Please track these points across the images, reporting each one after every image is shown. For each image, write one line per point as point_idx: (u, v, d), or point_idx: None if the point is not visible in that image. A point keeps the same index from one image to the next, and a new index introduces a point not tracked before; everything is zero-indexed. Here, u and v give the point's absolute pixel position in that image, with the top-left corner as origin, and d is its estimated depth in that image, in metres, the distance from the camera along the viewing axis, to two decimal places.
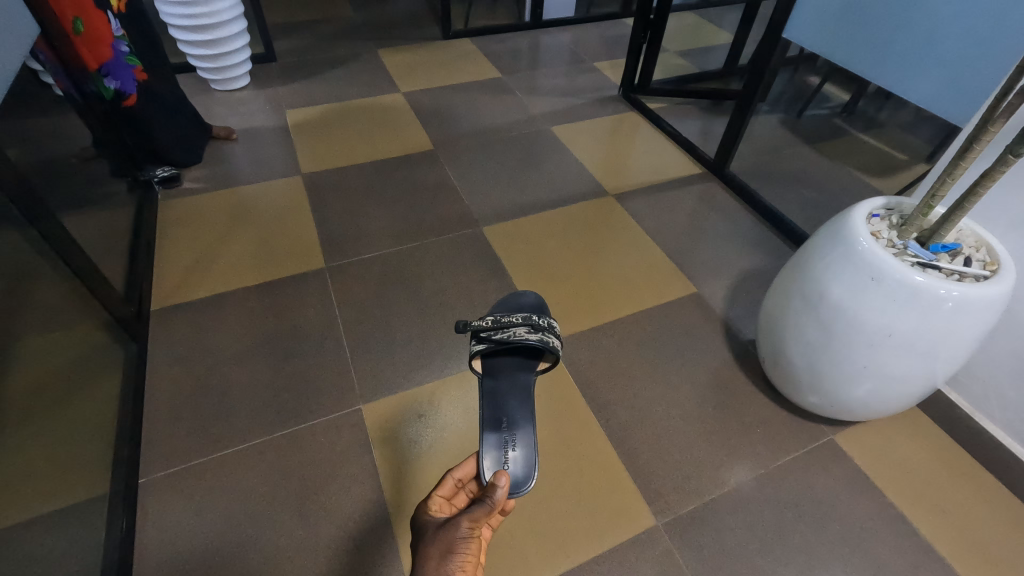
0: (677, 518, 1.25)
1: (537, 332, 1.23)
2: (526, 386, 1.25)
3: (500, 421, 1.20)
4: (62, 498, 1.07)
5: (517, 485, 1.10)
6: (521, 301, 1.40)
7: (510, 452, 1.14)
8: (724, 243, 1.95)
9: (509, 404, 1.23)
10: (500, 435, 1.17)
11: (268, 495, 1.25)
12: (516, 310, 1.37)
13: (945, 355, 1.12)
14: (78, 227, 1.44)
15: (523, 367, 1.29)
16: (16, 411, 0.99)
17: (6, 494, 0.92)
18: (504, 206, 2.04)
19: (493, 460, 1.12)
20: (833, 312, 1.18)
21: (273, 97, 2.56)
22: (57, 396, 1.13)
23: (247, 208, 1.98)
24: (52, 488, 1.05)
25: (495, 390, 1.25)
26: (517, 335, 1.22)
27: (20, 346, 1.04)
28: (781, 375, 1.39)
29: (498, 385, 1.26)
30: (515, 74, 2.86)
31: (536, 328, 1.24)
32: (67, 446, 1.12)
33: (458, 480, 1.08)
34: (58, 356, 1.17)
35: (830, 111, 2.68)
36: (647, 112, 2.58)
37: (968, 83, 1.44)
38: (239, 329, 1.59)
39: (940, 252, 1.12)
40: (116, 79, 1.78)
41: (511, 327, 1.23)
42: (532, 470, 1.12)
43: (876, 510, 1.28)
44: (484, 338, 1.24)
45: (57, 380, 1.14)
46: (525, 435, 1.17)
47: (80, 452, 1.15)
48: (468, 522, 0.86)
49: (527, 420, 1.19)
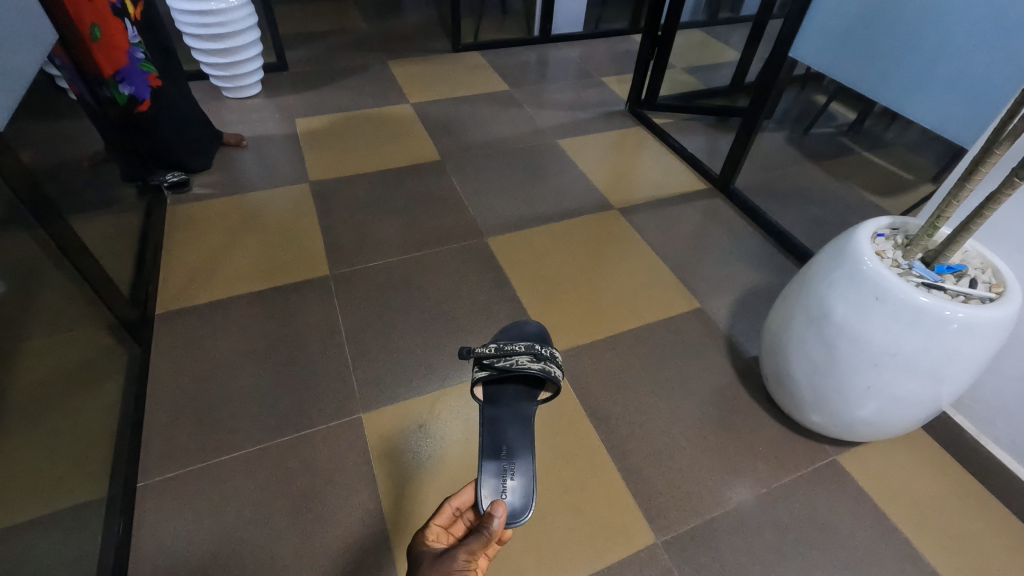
0: (678, 536, 1.23)
1: (539, 361, 1.25)
2: (526, 416, 1.25)
3: (499, 449, 1.19)
4: (52, 503, 1.07)
5: (515, 516, 1.09)
6: (524, 329, 1.42)
7: (509, 481, 1.13)
8: (729, 258, 1.95)
9: (508, 430, 1.22)
10: (498, 464, 1.16)
11: (266, 503, 1.25)
12: (518, 338, 1.39)
13: (950, 377, 1.11)
14: (86, 229, 1.46)
15: (524, 396, 1.30)
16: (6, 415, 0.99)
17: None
18: (509, 217, 2.05)
19: (492, 489, 1.11)
20: (836, 330, 1.17)
21: (283, 106, 2.59)
22: (51, 401, 1.13)
23: (255, 214, 2.00)
24: (41, 494, 1.05)
25: (495, 417, 1.25)
26: (519, 363, 1.24)
27: (12, 351, 1.04)
28: (784, 394, 1.38)
29: (498, 412, 1.26)
30: (523, 87, 2.89)
31: (537, 357, 1.26)
32: (56, 450, 1.11)
33: (456, 508, 1.06)
34: (54, 362, 1.16)
35: (836, 128, 2.68)
36: (653, 127, 2.60)
37: (976, 104, 1.44)
38: (242, 334, 1.59)
39: (945, 273, 1.12)
40: (130, 84, 1.80)
41: (513, 356, 1.25)
42: (530, 500, 1.11)
43: (880, 533, 1.26)
44: (486, 365, 1.27)
45: (53, 384, 1.15)
46: (524, 465, 1.16)
47: (73, 455, 1.15)
48: (465, 555, 0.83)
49: (525, 449, 1.19)
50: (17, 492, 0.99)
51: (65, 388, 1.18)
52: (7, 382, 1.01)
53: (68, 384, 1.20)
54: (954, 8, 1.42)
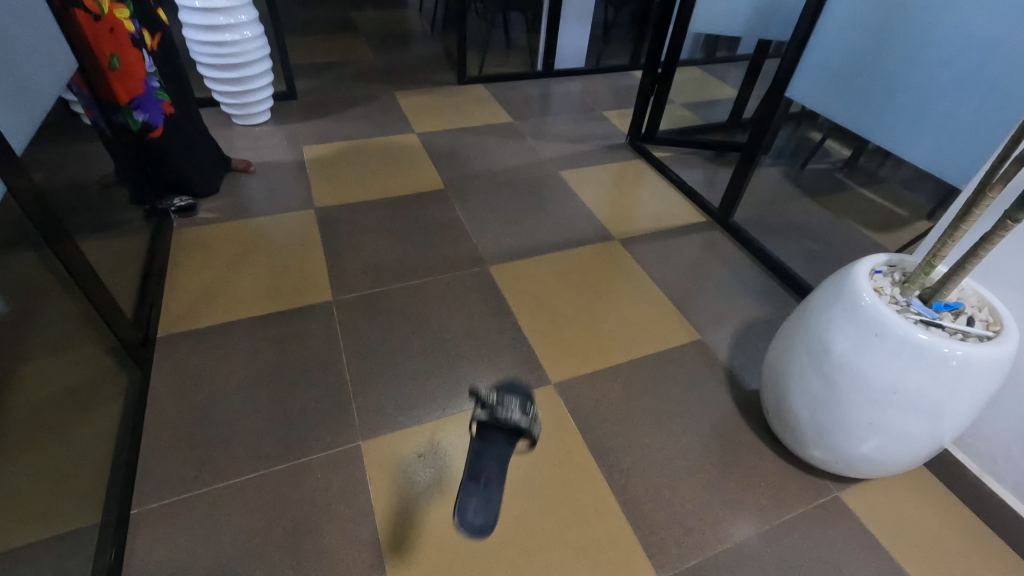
0: (681, 573, 1.21)
1: (525, 414, 1.23)
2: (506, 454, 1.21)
3: (474, 478, 1.15)
4: (38, 530, 1.05)
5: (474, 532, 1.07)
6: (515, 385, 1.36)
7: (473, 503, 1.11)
8: (727, 291, 1.97)
9: (487, 464, 1.18)
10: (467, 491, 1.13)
11: (260, 532, 1.22)
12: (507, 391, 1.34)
13: (951, 414, 1.11)
14: (92, 252, 1.48)
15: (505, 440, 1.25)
16: None
17: None
18: (511, 246, 2.08)
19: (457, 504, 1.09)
20: (836, 365, 1.17)
21: (292, 133, 2.65)
22: (35, 426, 1.12)
23: (261, 238, 2.02)
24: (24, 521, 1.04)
25: (479, 450, 1.20)
26: (510, 409, 1.21)
27: None
28: (786, 428, 1.38)
29: (482, 446, 1.21)
30: (525, 119, 2.96)
31: (526, 410, 1.23)
32: (42, 476, 1.10)
33: None
34: (33, 383, 1.16)
35: (832, 164, 2.76)
36: (652, 160, 2.65)
37: (968, 146, 1.48)
38: (242, 358, 1.59)
39: (943, 310, 1.13)
40: (145, 112, 1.85)
41: (507, 401, 1.22)
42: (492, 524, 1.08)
43: (886, 573, 1.24)
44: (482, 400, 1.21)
45: (38, 410, 1.15)
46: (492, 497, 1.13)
47: (61, 481, 1.14)
48: None
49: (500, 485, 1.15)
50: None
51: (50, 411, 1.18)
52: None
53: (53, 407, 1.19)
54: (951, 43, 1.46)
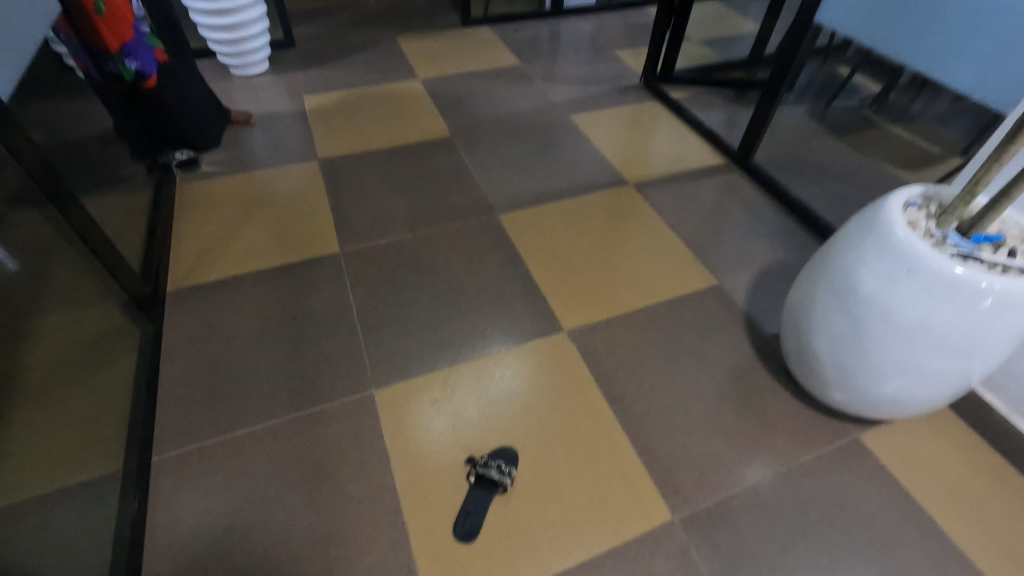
0: (695, 514, 1.21)
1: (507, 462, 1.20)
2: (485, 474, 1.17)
3: None
4: (67, 476, 1.09)
5: None
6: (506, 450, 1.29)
7: None
8: (746, 235, 1.89)
9: None
10: None
11: (279, 478, 1.24)
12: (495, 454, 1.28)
13: (983, 351, 1.06)
14: (96, 208, 1.46)
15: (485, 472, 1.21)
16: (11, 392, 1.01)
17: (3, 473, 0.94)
18: (520, 194, 2.01)
19: None
20: (863, 303, 1.12)
21: (291, 83, 2.55)
22: (57, 378, 1.14)
23: (265, 191, 1.98)
24: (54, 467, 1.07)
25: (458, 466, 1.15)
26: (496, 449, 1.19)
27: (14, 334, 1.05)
28: (806, 371, 1.34)
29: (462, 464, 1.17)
30: (534, 61, 2.81)
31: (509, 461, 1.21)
32: (68, 427, 1.12)
33: None
34: (50, 341, 1.16)
35: (860, 102, 2.62)
36: (668, 101, 2.51)
37: (1015, 68, 1.35)
38: (252, 311, 1.58)
39: (982, 243, 1.06)
40: (137, 59, 1.77)
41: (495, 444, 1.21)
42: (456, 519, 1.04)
43: (904, 512, 1.23)
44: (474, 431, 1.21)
45: (60, 363, 1.16)
46: None
47: (87, 429, 1.17)
48: None
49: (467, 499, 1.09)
50: (26, 468, 1.00)
51: (72, 362, 1.19)
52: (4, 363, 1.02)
53: (73, 359, 1.20)
54: None
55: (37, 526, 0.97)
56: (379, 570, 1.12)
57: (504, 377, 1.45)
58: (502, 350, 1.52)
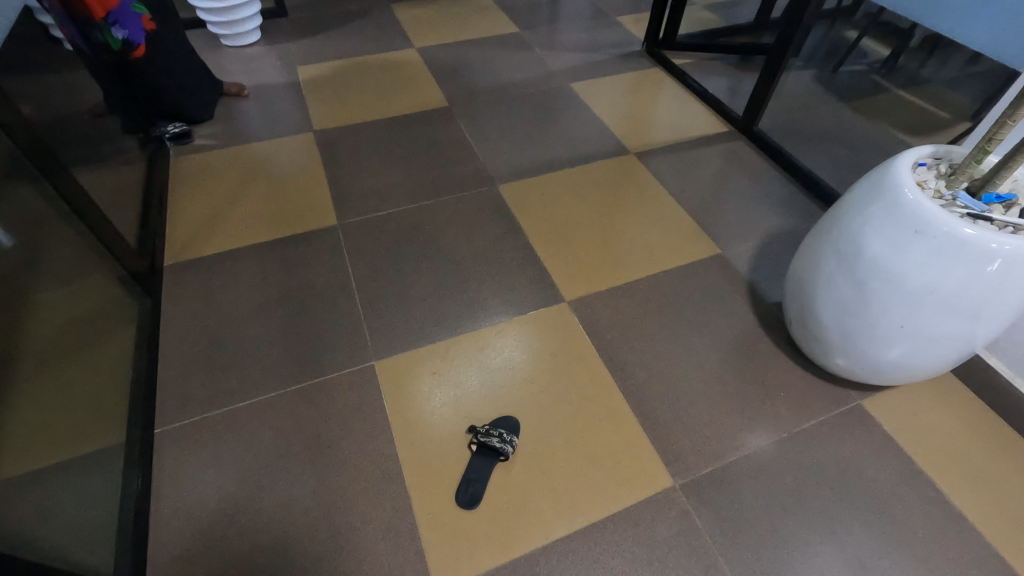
0: (696, 480, 1.22)
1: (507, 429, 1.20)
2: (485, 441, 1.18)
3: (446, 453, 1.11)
4: (85, 443, 1.10)
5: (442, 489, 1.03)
6: (506, 421, 1.30)
7: None
8: (750, 203, 1.86)
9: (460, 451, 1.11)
10: None
11: (282, 448, 1.25)
12: (496, 424, 1.28)
13: (990, 313, 1.05)
14: (89, 181, 1.43)
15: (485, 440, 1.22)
16: (34, 359, 1.02)
17: (28, 437, 0.95)
18: (520, 165, 1.97)
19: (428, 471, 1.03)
20: (869, 267, 1.10)
21: (285, 53, 2.49)
22: (72, 346, 1.14)
23: (261, 164, 1.95)
24: (77, 433, 1.08)
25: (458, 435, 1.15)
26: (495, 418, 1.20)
27: (32, 302, 1.05)
28: (809, 338, 1.33)
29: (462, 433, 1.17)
30: (533, 28, 2.73)
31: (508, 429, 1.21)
32: (84, 395, 1.13)
33: None
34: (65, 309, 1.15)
35: (868, 66, 2.53)
36: (670, 68, 2.45)
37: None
38: (250, 285, 1.57)
39: (993, 203, 1.03)
40: (124, 28, 1.72)
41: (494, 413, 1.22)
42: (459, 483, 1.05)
43: (905, 476, 1.23)
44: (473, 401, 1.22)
45: (74, 331, 1.16)
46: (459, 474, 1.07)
47: (99, 398, 1.18)
48: None
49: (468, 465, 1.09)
50: (53, 433, 1.01)
51: (84, 331, 1.20)
52: (29, 329, 1.02)
53: (85, 329, 1.20)
54: None
55: (50, 496, 0.97)
56: (383, 535, 1.13)
57: (506, 347, 1.45)
58: (503, 320, 1.51)
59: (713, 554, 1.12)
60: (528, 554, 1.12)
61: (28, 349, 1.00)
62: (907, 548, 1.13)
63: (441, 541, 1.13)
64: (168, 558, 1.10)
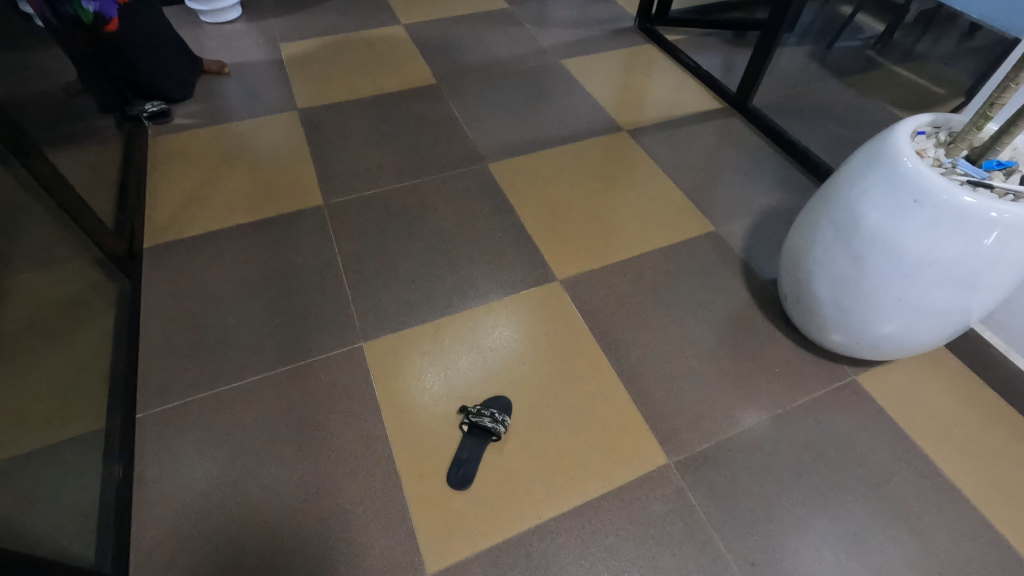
0: (690, 457, 1.21)
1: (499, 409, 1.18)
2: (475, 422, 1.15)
3: None
4: (68, 429, 1.07)
5: None
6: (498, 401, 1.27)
7: None
8: (744, 180, 1.83)
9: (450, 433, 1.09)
10: None
11: (269, 431, 1.22)
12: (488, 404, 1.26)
13: (988, 284, 1.03)
14: (64, 160, 1.38)
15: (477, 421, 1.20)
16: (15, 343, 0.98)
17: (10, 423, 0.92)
18: (511, 143, 1.93)
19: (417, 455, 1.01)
20: (866, 239, 1.08)
21: (266, 30, 2.41)
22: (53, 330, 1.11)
23: (243, 144, 1.89)
24: (58, 418, 1.05)
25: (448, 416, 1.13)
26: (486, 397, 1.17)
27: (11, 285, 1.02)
28: (804, 314, 1.31)
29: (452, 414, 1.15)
30: (522, 4, 2.67)
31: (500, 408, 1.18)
32: (64, 381, 1.10)
33: None
34: (44, 293, 1.12)
35: (862, 42, 2.50)
36: (663, 44, 2.40)
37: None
38: (234, 267, 1.52)
39: (994, 170, 1.01)
40: (94, 0, 1.65)
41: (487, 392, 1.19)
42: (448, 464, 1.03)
43: (899, 450, 1.22)
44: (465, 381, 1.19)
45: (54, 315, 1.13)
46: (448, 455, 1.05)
47: (80, 384, 1.14)
48: None
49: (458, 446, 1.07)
50: (34, 419, 0.98)
51: (65, 315, 1.16)
52: (10, 314, 0.99)
53: (65, 312, 1.17)
54: None
55: (30, 482, 0.94)
56: (374, 518, 1.11)
57: (497, 327, 1.42)
58: (495, 300, 1.48)
59: (708, 530, 1.11)
60: (520, 534, 1.10)
61: (9, 332, 0.97)
62: (901, 521, 1.12)
63: (432, 523, 1.11)
64: (151, 544, 1.07)
